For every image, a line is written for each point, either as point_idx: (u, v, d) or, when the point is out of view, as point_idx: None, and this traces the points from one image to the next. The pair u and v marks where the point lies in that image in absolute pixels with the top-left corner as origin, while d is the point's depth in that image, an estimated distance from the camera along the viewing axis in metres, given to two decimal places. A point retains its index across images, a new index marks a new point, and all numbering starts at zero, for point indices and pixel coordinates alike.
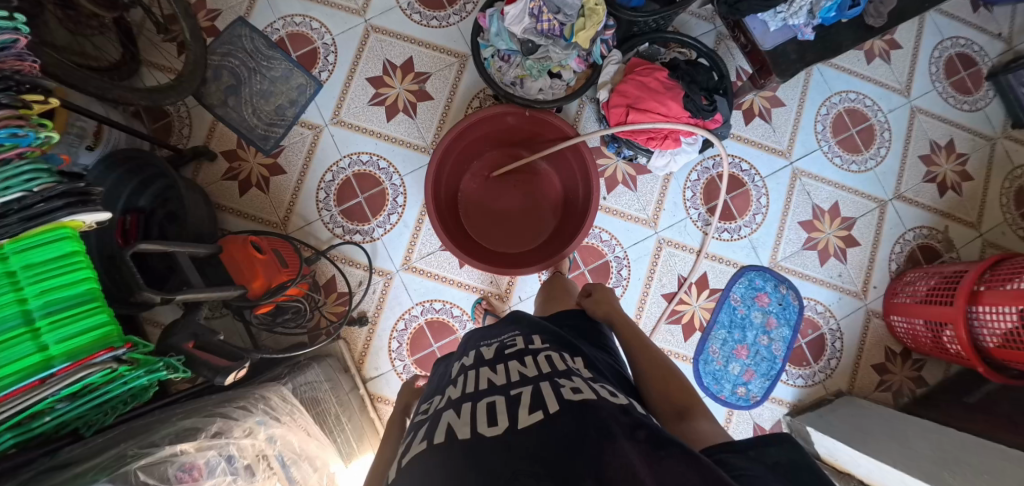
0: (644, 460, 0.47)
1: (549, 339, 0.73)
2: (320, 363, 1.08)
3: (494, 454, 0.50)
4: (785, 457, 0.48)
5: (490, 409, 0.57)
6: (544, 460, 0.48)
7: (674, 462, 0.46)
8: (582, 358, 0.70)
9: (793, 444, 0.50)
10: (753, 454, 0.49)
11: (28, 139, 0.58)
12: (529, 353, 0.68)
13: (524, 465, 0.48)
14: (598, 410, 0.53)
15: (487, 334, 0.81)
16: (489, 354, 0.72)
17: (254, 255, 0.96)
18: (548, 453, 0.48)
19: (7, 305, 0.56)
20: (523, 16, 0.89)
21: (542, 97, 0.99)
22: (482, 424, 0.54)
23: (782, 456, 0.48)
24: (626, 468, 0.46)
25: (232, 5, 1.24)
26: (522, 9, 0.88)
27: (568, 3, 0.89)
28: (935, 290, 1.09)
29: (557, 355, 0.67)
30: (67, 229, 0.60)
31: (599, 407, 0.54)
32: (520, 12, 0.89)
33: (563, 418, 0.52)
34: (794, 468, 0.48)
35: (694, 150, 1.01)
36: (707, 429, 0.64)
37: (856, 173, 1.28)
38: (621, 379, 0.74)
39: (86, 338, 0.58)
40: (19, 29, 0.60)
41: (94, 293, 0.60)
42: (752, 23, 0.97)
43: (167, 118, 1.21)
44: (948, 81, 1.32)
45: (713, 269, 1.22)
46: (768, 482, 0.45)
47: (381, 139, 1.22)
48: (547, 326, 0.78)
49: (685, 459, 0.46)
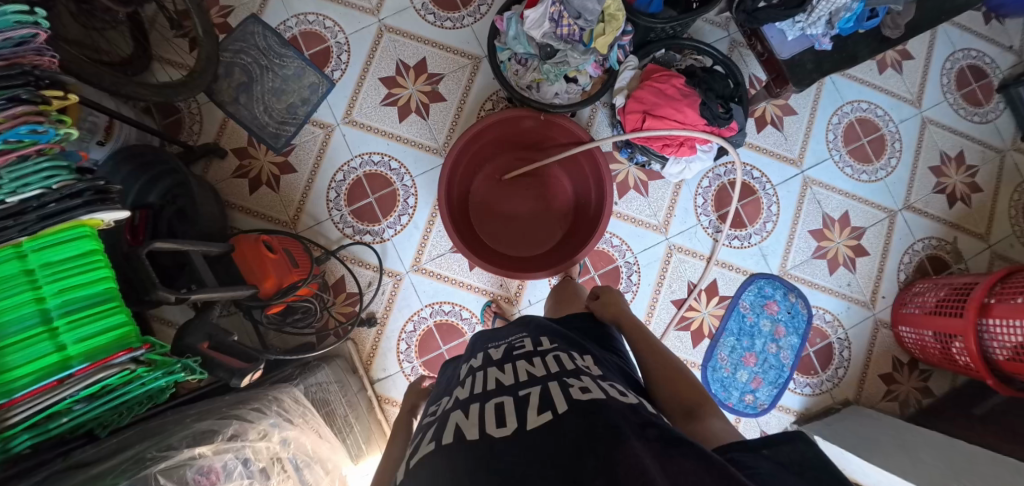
0: (655, 459, 0.46)
1: (557, 340, 0.73)
2: (329, 365, 1.08)
3: (504, 454, 0.49)
4: (797, 456, 0.48)
5: (498, 410, 0.56)
6: (555, 461, 0.47)
7: (686, 463, 0.45)
8: (590, 358, 0.70)
9: (805, 443, 0.50)
10: (765, 453, 0.49)
11: (48, 135, 0.57)
12: (537, 354, 0.68)
13: (535, 463, 0.47)
14: (608, 409, 0.53)
15: (494, 336, 0.81)
16: (496, 355, 0.72)
17: (265, 253, 0.95)
18: (559, 454, 0.48)
19: (24, 304, 0.55)
20: (543, 20, 0.86)
21: (558, 101, 0.99)
22: (491, 424, 0.54)
23: (794, 455, 0.48)
24: (638, 468, 0.44)
25: (245, 1, 1.23)
26: (543, 13, 0.86)
27: (588, 8, 0.85)
28: (943, 302, 1.10)
29: (565, 355, 0.67)
30: (86, 227, 0.60)
31: (608, 406, 0.53)
32: (540, 16, 0.87)
33: (572, 417, 0.52)
34: (805, 468, 0.47)
35: (710, 157, 0.99)
36: (720, 429, 0.64)
37: (867, 183, 1.28)
38: (629, 378, 0.74)
39: (104, 338, 0.57)
40: (39, 23, 0.60)
41: (112, 293, 0.60)
42: (769, 32, 0.96)
43: (178, 114, 1.21)
44: (959, 92, 1.32)
45: (722, 277, 1.22)
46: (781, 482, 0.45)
47: (393, 140, 1.22)
48: (555, 328, 0.78)
49: (698, 459, 0.45)
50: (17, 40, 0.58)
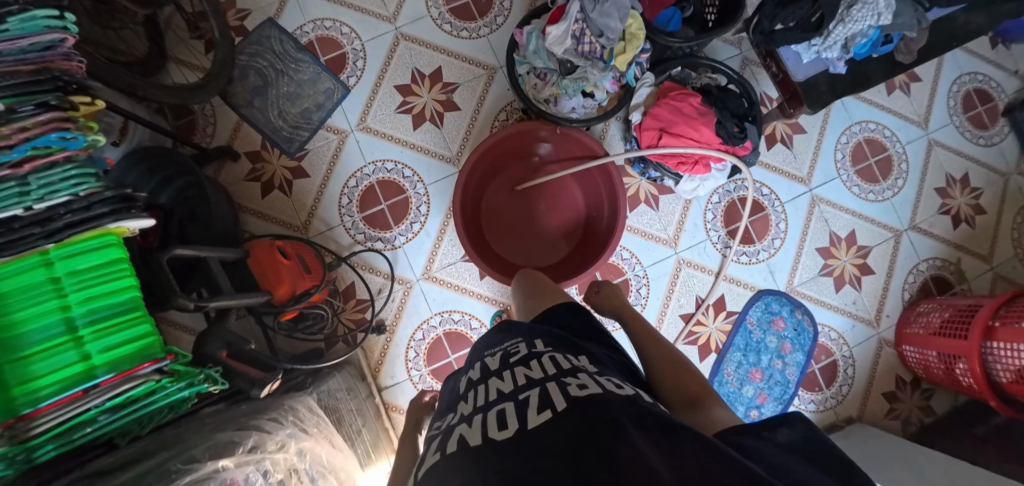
0: (654, 448, 0.45)
1: (552, 341, 0.72)
2: (340, 372, 1.08)
3: (506, 457, 0.49)
4: (798, 436, 0.49)
5: (499, 415, 0.56)
6: (555, 456, 0.47)
7: (685, 447, 0.44)
8: (586, 356, 0.69)
9: (804, 425, 0.50)
10: (766, 435, 0.49)
11: (76, 142, 0.58)
12: (534, 356, 0.67)
13: (534, 462, 0.47)
14: (604, 402, 0.52)
15: (492, 342, 0.81)
16: (494, 364, 0.70)
17: (279, 259, 0.95)
18: (559, 449, 0.47)
19: (50, 312, 0.55)
20: (565, 37, 0.86)
21: (574, 115, 1.00)
22: (493, 426, 0.54)
23: (795, 436, 0.49)
24: (637, 458, 0.44)
25: (262, 5, 1.24)
26: (565, 30, 0.86)
27: (610, 26, 0.85)
28: (947, 324, 1.11)
29: (561, 355, 0.66)
30: (112, 235, 0.60)
31: (605, 399, 0.53)
32: (562, 33, 0.86)
33: (571, 413, 0.51)
34: (807, 446, 0.48)
35: (724, 176, 1.00)
36: (722, 416, 0.64)
37: (873, 202, 1.30)
38: (630, 372, 0.73)
39: (128, 348, 0.57)
40: (68, 27, 0.60)
41: (136, 302, 0.60)
42: (785, 54, 0.97)
43: (191, 115, 1.21)
44: (965, 115, 1.34)
45: (730, 292, 1.23)
46: (781, 459, 0.45)
47: (407, 147, 1.22)
48: (549, 329, 0.77)
49: (698, 443, 0.44)
50: (43, 44, 0.58)
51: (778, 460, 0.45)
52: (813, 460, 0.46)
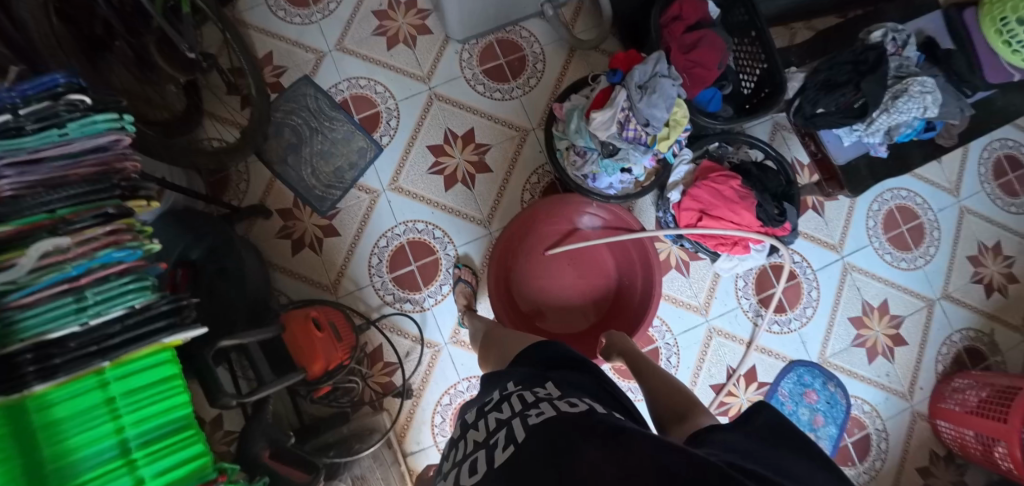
0: (608, 459, 0.43)
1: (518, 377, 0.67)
2: (367, 442, 1.06)
3: None
4: (762, 424, 0.51)
5: (472, 465, 0.53)
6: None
7: (631, 446, 0.43)
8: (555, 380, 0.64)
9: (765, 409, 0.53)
10: (735, 426, 0.51)
11: (133, 253, 0.55)
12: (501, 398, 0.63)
13: None
14: (559, 424, 0.49)
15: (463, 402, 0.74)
16: (470, 415, 0.65)
17: (313, 331, 0.95)
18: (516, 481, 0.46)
19: (101, 436, 0.47)
20: (610, 123, 0.84)
21: (612, 192, 1.00)
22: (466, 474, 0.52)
23: (762, 426, 0.50)
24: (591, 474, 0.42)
25: (299, 63, 1.27)
26: (611, 116, 0.84)
27: (657, 115, 0.82)
28: (985, 404, 1.09)
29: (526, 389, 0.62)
30: (167, 351, 0.54)
31: (561, 420, 0.50)
32: (608, 119, 0.84)
33: (531, 443, 0.49)
34: (774, 433, 0.50)
35: (763, 255, 0.99)
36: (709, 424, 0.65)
37: (906, 270, 1.28)
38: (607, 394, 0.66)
39: (183, 470, 0.50)
40: (125, 127, 0.59)
41: (190, 419, 0.53)
42: (826, 136, 0.97)
43: (225, 172, 1.22)
44: (996, 183, 1.33)
45: (762, 362, 1.21)
46: (737, 443, 0.48)
47: (438, 208, 1.22)
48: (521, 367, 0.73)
49: (645, 442, 0.43)
50: (95, 144, 0.55)
51: (739, 447, 0.47)
52: (780, 444, 0.49)
